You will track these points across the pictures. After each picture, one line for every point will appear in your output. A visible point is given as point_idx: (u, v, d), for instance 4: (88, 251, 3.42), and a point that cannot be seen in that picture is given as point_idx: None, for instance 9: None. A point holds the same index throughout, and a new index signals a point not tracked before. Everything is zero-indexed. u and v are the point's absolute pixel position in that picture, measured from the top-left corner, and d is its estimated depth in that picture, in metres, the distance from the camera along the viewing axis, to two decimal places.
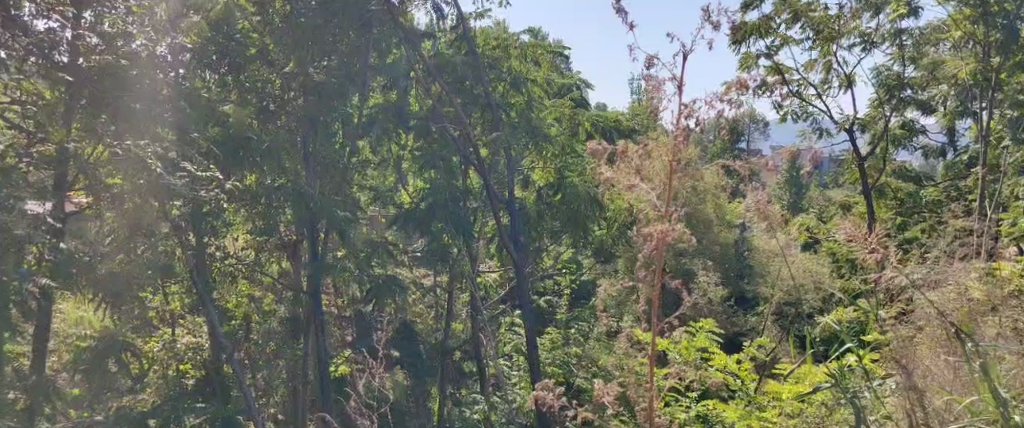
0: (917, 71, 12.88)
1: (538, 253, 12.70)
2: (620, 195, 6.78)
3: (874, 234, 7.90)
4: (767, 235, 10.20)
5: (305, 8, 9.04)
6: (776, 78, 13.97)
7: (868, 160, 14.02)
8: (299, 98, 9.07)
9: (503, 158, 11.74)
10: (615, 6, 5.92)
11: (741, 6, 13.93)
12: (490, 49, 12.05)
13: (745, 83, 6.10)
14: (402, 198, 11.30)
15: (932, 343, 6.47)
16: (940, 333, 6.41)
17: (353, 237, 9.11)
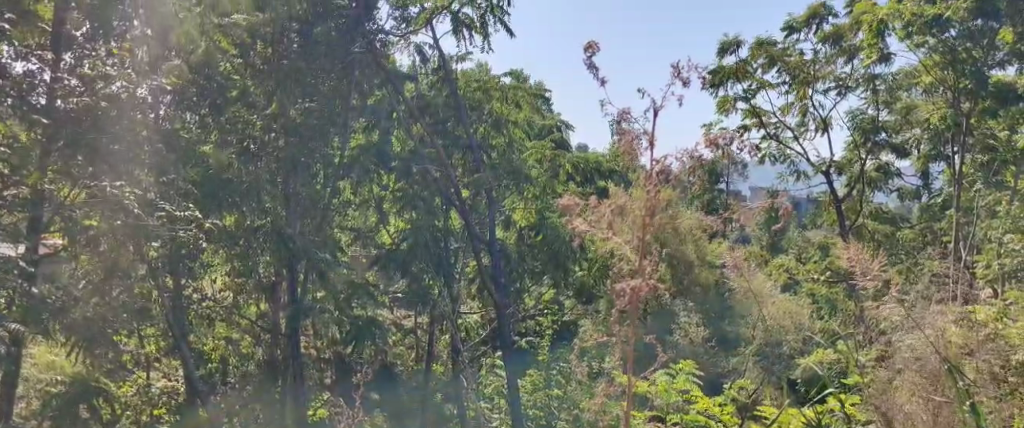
0: (891, 115, 13.11)
1: (521, 295, 12.69)
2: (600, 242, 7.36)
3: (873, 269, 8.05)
4: (746, 274, 10.30)
5: (288, 51, 9.15)
6: (753, 120, 14.12)
7: (845, 202, 14.34)
8: (279, 139, 9.09)
9: (485, 200, 11.86)
10: (588, 64, 6.80)
11: (718, 51, 14.13)
12: (472, 91, 12.05)
13: (717, 139, 6.76)
14: (384, 239, 11.30)
15: None
16: None
17: (334, 280, 9.06)
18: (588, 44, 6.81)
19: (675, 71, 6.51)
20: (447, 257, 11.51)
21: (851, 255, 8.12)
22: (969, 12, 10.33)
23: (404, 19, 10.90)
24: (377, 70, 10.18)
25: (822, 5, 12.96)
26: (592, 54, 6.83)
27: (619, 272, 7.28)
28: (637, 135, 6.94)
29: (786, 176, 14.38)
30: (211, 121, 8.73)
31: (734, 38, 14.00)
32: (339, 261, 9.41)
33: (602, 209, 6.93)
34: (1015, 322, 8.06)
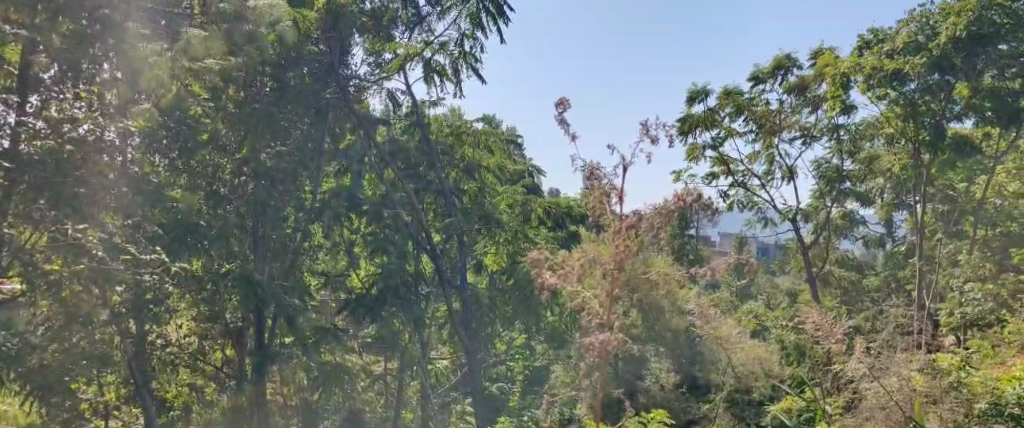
0: (855, 164, 13.27)
1: (492, 340, 12.58)
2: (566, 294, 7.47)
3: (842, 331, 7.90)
4: (714, 319, 10.37)
5: (258, 95, 9.31)
6: (721, 168, 14.32)
7: (812, 249, 14.49)
8: (249, 183, 9.09)
9: (455, 246, 12.27)
10: (558, 118, 6.92)
11: (687, 99, 14.33)
12: (444, 136, 12.48)
13: (684, 197, 6.83)
14: (355, 283, 11.14)
15: None
16: None
17: (302, 324, 8.99)
18: (559, 99, 6.91)
19: (643, 129, 6.59)
20: (419, 301, 11.13)
21: (816, 318, 7.96)
22: (924, 68, 10.60)
23: (378, 65, 11.11)
24: (348, 115, 10.53)
25: (786, 57, 13.22)
26: (563, 109, 6.94)
27: (586, 325, 7.20)
28: (606, 189, 7.11)
29: (754, 222, 14.51)
30: (179, 162, 8.51)
31: (702, 87, 14.20)
32: (309, 306, 9.32)
33: (569, 263, 7.07)
34: (976, 370, 8.19)
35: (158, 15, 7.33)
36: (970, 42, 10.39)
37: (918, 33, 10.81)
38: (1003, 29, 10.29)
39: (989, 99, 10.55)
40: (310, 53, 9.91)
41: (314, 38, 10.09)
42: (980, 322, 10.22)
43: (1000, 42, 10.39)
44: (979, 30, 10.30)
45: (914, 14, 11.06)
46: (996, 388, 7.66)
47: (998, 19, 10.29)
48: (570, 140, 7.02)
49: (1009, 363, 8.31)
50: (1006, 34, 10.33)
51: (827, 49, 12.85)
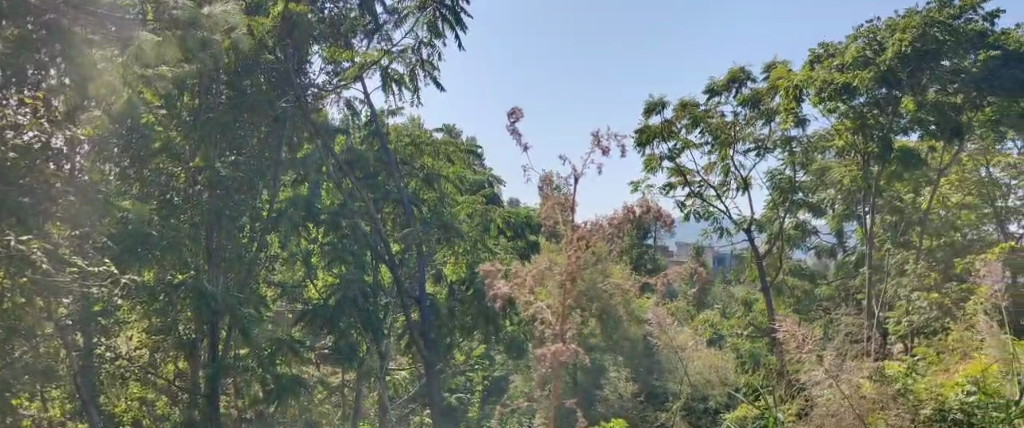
0: (807, 175, 13.42)
1: (452, 350, 12.54)
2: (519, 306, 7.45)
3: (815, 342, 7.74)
4: (671, 329, 10.50)
5: (214, 104, 9.23)
6: (678, 179, 14.44)
7: (766, 258, 14.58)
8: (204, 193, 8.97)
9: (415, 254, 12.13)
10: (511, 129, 6.99)
11: (644, 111, 14.46)
12: (403, 146, 12.52)
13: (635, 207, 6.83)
14: (311, 295, 11.01)
15: None
16: None
17: (257, 336, 8.91)
18: (512, 109, 6.96)
19: (595, 140, 6.67)
20: (376, 311, 11.13)
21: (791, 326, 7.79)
22: (874, 81, 10.79)
23: (336, 74, 11.07)
24: (306, 123, 10.46)
25: (741, 70, 13.40)
26: (516, 119, 6.98)
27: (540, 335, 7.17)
28: (560, 199, 7.23)
29: (709, 231, 14.54)
30: (132, 172, 8.56)
31: (659, 99, 14.34)
32: (264, 317, 9.20)
33: (523, 274, 7.10)
34: (923, 376, 8.34)
35: (107, 21, 6.96)
36: (915, 58, 10.69)
37: (866, 48, 11.04)
38: (945, 46, 10.58)
39: (934, 113, 10.79)
40: (267, 61, 9.91)
41: (269, 47, 9.93)
42: (925, 330, 10.48)
43: (942, 58, 10.75)
44: (923, 47, 10.61)
45: (861, 30, 11.31)
46: (941, 394, 7.83)
47: (941, 36, 10.57)
48: (524, 151, 7.07)
49: (952, 369, 8.49)
50: (948, 51, 10.64)
51: (779, 63, 13.03)
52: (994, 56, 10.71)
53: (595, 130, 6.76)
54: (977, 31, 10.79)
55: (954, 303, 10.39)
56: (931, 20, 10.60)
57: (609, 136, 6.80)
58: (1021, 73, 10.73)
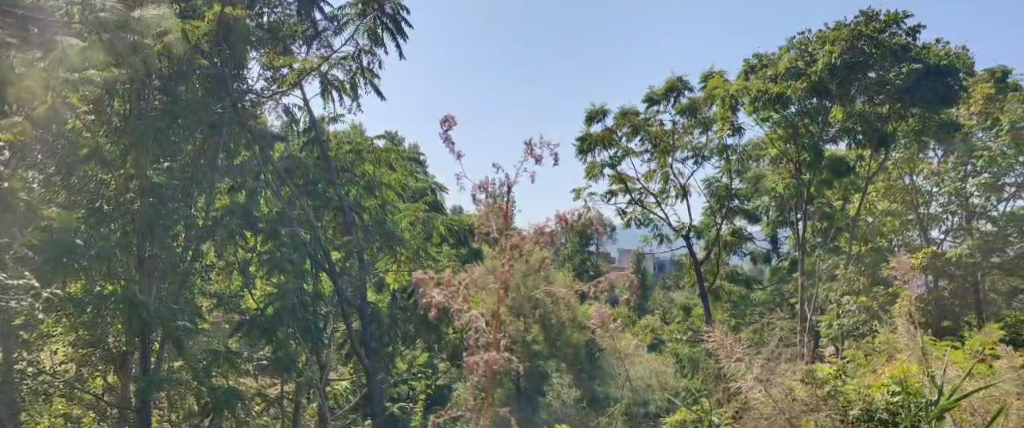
0: (743, 183, 13.77)
1: (393, 359, 12.41)
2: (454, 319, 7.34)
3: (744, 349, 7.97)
4: (612, 336, 10.55)
5: (147, 109, 8.94)
6: (619, 186, 14.55)
7: (704, 264, 14.76)
8: (135, 200, 8.68)
9: (356, 263, 12.01)
10: (444, 137, 6.80)
11: (585, 119, 14.55)
12: (345, 153, 12.65)
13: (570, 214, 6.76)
14: (249, 305, 10.78)
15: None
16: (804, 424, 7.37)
17: (191, 347, 8.74)
18: (445, 117, 6.81)
19: (529, 148, 6.53)
20: (317, 321, 10.99)
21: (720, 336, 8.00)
22: (805, 91, 11.26)
23: (275, 80, 10.97)
24: (244, 130, 10.25)
25: (678, 79, 13.56)
26: (449, 127, 6.83)
27: (475, 344, 7.12)
28: (495, 206, 7.12)
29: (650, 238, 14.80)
30: (57, 179, 8.24)
31: (600, 107, 14.45)
32: (198, 328, 8.94)
33: (457, 282, 6.94)
34: (852, 376, 8.36)
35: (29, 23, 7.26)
36: (844, 69, 11.03)
37: (798, 60, 11.35)
38: (872, 58, 10.95)
39: (862, 123, 11.25)
40: (204, 66, 9.68)
41: (205, 52, 9.74)
42: (855, 333, 10.92)
43: (868, 70, 11.10)
44: (852, 59, 10.96)
45: (793, 42, 11.63)
46: (868, 394, 7.58)
47: (868, 49, 10.94)
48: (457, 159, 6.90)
49: (879, 372, 8.31)
50: (874, 63, 11.00)
51: (716, 73, 13.21)
52: (916, 68, 10.87)
53: (528, 139, 6.62)
54: (900, 44, 10.92)
55: (882, 306, 10.84)
56: (858, 33, 10.96)
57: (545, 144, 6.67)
58: (940, 85, 10.89)
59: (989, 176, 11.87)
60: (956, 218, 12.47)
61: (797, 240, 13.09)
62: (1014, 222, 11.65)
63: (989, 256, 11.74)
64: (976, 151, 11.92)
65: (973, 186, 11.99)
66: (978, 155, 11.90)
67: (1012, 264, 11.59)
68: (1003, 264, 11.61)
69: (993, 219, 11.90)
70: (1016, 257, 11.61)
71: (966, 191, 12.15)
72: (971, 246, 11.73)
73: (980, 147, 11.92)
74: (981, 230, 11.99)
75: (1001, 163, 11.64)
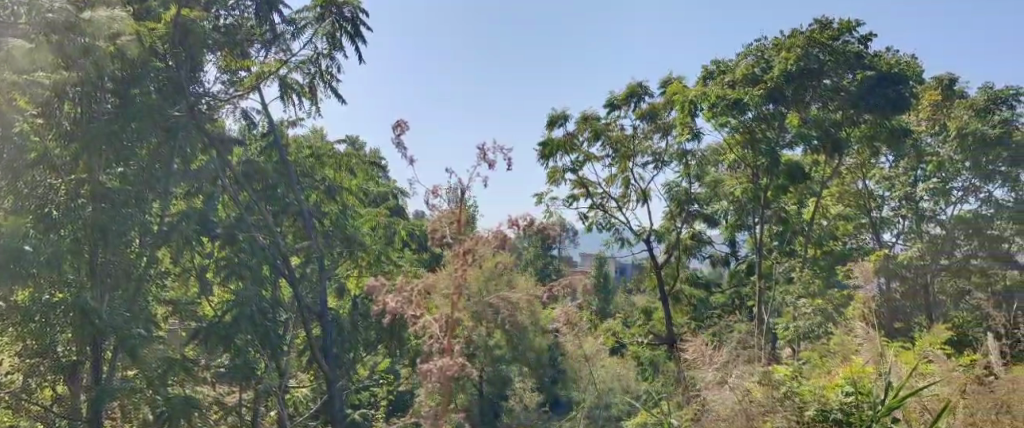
0: (702, 187, 13.81)
1: (354, 365, 12.27)
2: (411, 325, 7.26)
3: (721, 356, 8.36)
4: (574, 340, 10.54)
5: (101, 112, 8.77)
6: (580, 191, 14.56)
7: (665, 267, 14.80)
8: (87, 206, 8.32)
9: (316, 269, 11.89)
10: (396, 142, 6.81)
11: (546, 123, 14.55)
12: (304, 157, 12.46)
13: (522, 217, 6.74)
14: (206, 311, 10.60)
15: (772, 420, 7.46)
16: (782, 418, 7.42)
17: (145, 355, 8.56)
18: (397, 121, 6.82)
19: (481, 153, 6.55)
20: (276, 327, 10.84)
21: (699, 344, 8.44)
22: (762, 98, 11.25)
23: (232, 83, 10.85)
24: (201, 135, 10.12)
25: (639, 85, 13.61)
26: (401, 132, 6.85)
27: (430, 350, 7.08)
28: (447, 212, 7.08)
29: (610, 242, 14.70)
30: (5, 184, 7.96)
31: (561, 112, 14.45)
32: (153, 336, 8.77)
33: (410, 288, 6.94)
34: (808, 377, 8.39)
35: None
36: (798, 76, 11.16)
37: (755, 66, 11.53)
38: (827, 66, 11.16)
39: (816, 129, 11.31)
40: (159, 68, 9.55)
41: (161, 54, 9.65)
42: (812, 334, 11.02)
43: (823, 77, 11.31)
44: (806, 66, 11.09)
45: (749, 48, 11.76)
46: (823, 395, 7.55)
47: (822, 56, 11.13)
48: (410, 163, 6.90)
49: (835, 372, 8.39)
50: (828, 70, 11.22)
51: (675, 78, 13.27)
52: (869, 76, 11.09)
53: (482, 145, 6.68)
54: (855, 52, 11.19)
55: (835, 308, 11.25)
56: (813, 41, 11.15)
57: (497, 150, 6.68)
58: (892, 92, 11.17)
59: (939, 180, 12.53)
60: (907, 222, 13.31)
61: (756, 243, 13.19)
62: (962, 225, 12.47)
63: (938, 259, 12.51)
64: (925, 157, 12.87)
65: (924, 191, 12.66)
66: (927, 160, 12.83)
67: (960, 264, 12.38)
68: (952, 265, 12.40)
69: (941, 223, 12.75)
70: (963, 258, 12.40)
71: (915, 196, 12.98)
72: (922, 249, 12.48)
73: (928, 152, 12.88)
74: (931, 234, 12.82)
75: (950, 168, 12.45)
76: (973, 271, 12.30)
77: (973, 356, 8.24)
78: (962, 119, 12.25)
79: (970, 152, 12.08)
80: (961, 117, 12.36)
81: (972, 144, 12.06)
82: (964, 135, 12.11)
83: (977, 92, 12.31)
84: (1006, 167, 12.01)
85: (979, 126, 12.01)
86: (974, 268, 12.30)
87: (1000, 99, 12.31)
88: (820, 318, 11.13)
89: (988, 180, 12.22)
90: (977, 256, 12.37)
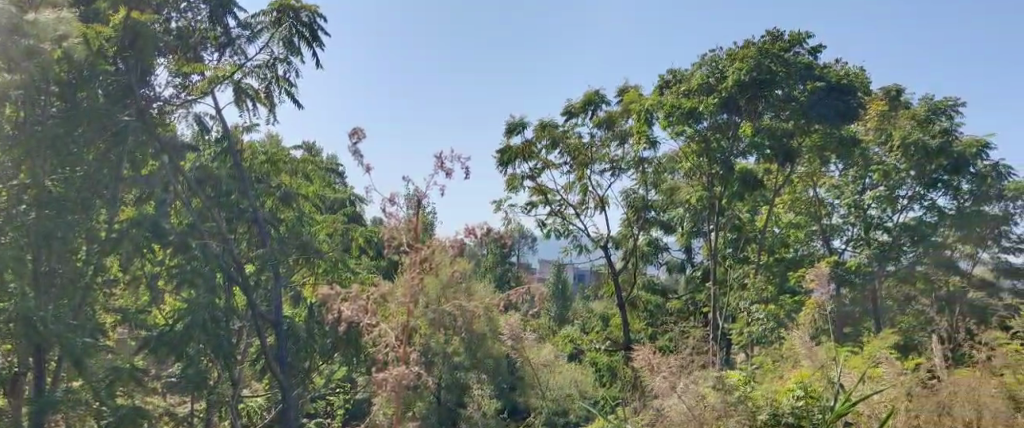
0: (658, 195, 13.89)
1: (311, 374, 12.03)
2: (366, 335, 7.08)
3: (669, 366, 8.18)
4: (532, 347, 10.49)
5: (43, 116, 8.57)
6: (539, 197, 14.51)
7: (621, 274, 14.68)
8: (30, 212, 8.17)
9: (270, 277, 11.63)
10: (351, 150, 6.61)
11: (505, 131, 14.50)
12: (259, 164, 12.24)
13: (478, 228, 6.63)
14: (157, 321, 10.31)
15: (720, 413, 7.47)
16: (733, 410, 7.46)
17: (91, 365, 8.27)
18: (352, 129, 6.63)
19: (439, 162, 6.40)
20: (228, 336, 10.53)
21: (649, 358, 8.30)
22: (717, 107, 11.37)
23: (184, 87, 10.47)
24: (152, 139, 9.77)
25: (596, 93, 13.61)
26: (356, 139, 6.66)
27: (384, 360, 6.91)
28: (402, 220, 6.89)
29: (569, 249, 14.67)
30: None
31: (519, 119, 14.40)
32: (99, 345, 8.49)
33: (365, 297, 6.76)
34: (760, 383, 8.34)
35: None
36: (751, 85, 11.16)
37: (709, 76, 11.59)
38: (778, 76, 11.10)
39: (769, 138, 11.38)
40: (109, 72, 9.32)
41: (110, 57, 9.37)
42: (764, 340, 11.11)
43: (775, 87, 11.22)
44: (759, 75, 11.08)
45: (704, 59, 11.79)
46: (775, 400, 7.61)
47: (773, 67, 11.09)
48: (365, 172, 6.70)
49: (785, 378, 8.37)
50: (780, 81, 11.14)
51: (632, 87, 13.31)
52: (819, 87, 11.18)
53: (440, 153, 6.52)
54: (804, 63, 11.24)
55: (787, 313, 11.34)
56: (765, 52, 11.18)
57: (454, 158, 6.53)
58: (841, 103, 11.35)
59: (885, 188, 12.97)
60: (855, 229, 13.56)
61: (710, 250, 13.25)
62: (906, 233, 12.87)
63: (885, 265, 12.82)
64: (872, 166, 13.07)
65: (870, 200, 13.08)
66: (874, 169, 13.04)
67: (907, 272, 12.40)
68: (897, 273, 12.53)
69: (887, 229, 13.12)
70: (909, 265, 12.45)
71: (863, 203, 13.27)
72: (869, 256, 12.81)
73: (875, 161, 13.09)
74: (879, 240, 13.14)
75: (896, 177, 12.87)
76: (918, 277, 12.32)
77: (916, 361, 8.27)
78: (904, 129, 12.61)
79: (915, 163, 12.62)
80: (902, 126, 12.80)
81: (914, 154, 12.53)
82: (907, 145, 12.52)
83: (918, 103, 12.84)
84: (948, 176, 12.60)
85: (920, 136, 12.45)
86: (919, 275, 12.27)
87: (939, 111, 12.88)
88: (773, 324, 11.21)
89: (931, 187, 12.78)
90: (922, 263, 12.40)
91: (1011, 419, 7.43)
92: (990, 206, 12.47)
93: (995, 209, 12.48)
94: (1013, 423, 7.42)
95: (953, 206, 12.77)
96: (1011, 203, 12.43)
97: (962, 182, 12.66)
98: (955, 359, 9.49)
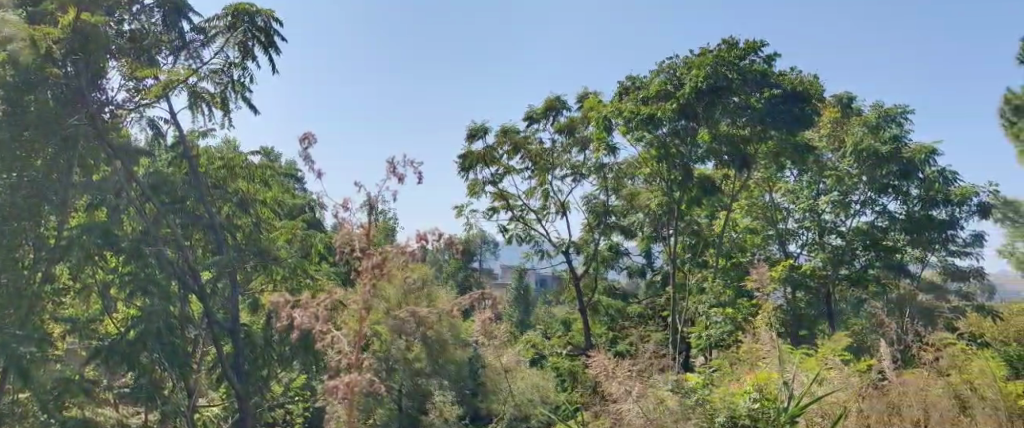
0: (618, 199, 14.05)
1: (268, 382, 11.76)
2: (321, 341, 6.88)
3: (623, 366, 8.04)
4: (491, 354, 10.43)
5: None
6: (500, 203, 14.45)
7: (583, 279, 14.90)
8: None
9: (226, 284, 11.40)
10: (303, 155, 6.57)
11: (466, 135, 14.43)
12: (214, 169, 11.98)
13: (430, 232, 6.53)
14: (107, 330, 9.98)
15: (676, 416, 7.43)
16: (687, 409, 7.44)
17: (38, 376, 7.98)
18: (304, 134, 6.61)
19: (389, 167, 6.34)
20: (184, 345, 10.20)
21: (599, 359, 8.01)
22: (674, 113, 11.40)
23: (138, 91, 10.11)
24: (102, 144, 9.35)
25: (556, 99, 13.59)
26: (308, 145, 6.63)
27: (338, 368, 6.69)
28: (355, 225, 6.77)
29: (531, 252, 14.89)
30: None
31: (482, 125, 14.35)
32: (48, 353, 8.26)
33: (315, 303, 6.58)
34: (718, 386, 8.29)
35: None
36: (709, 93, 11.18)
37: (667, 83, 11.57)
38: (734, 84, 11.13)
39: (727, 145, 11.46)
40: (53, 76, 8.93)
41: (57, 60, 8.97)
42: (722, 344, 11.12)
43: (731, 95, 11.22)
44: (716, 83, 11.10)
45: (662, 66, 11.80)
46: (732, 402, 7.54)
47: (730, 74, 11.13)
48: (316, 177, 6.65)
49: (742, 380, 8.35)
50: (735, 87, 11.16)
51: (591, 93, 13.31)
52: (776, 94, 11.18)
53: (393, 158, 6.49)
54: (759, 71, 11.20)
55: (745, 317, 11.37)
56: (721, 60, 11.17)
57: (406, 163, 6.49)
58: (796, 110, 11.37)
59: (840, 194, 12.99)
60: (809, 233, 13.50)
61: (670, 254, 13.25)
62: (860, 237, 12.84)
63: (838, 270, 12.82)
64: (826, 171, 13.17)
65: (825, 205, 13.03)
66: (828, 175, 13.12)
67: (859, 275, 12.74)
68: (850, 275, 12.80)
69: (842, 234, 13.08)
70: (862, 269, 12.76)
71: (818, 209, 13.22)
72: (824, 261, 12.75)
73: (829, 167, 13.24)
74: (833, 244, 13.05)
75: (849, 182, 12.96)
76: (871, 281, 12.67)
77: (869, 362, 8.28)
78: (857, 135, 12.79)
79: (867, 167, 12.72)
80: (855, 132, 12.94)
81: (868, 160, 12.67)
82: (859, 151, 12.68)
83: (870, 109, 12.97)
84: (898, 181, 12.78)
85: (872, 142, 12.58)
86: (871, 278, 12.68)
87: (889, 117, 12.86)
88: (732, 328, 11.25)
89: (883, 193, 12.92)
90: (875, 267, 12.79)
91: (956, 418, 7.50)
92: (938, 210, 12.84)
93: (942, 213, 12.87)
94: (957, 421, 7.48)
95: (903, 211, 13.01)
96: (956, 209, 12.77)
97: (912, 187, 12.91)
98: (904, 361, 9.56)
